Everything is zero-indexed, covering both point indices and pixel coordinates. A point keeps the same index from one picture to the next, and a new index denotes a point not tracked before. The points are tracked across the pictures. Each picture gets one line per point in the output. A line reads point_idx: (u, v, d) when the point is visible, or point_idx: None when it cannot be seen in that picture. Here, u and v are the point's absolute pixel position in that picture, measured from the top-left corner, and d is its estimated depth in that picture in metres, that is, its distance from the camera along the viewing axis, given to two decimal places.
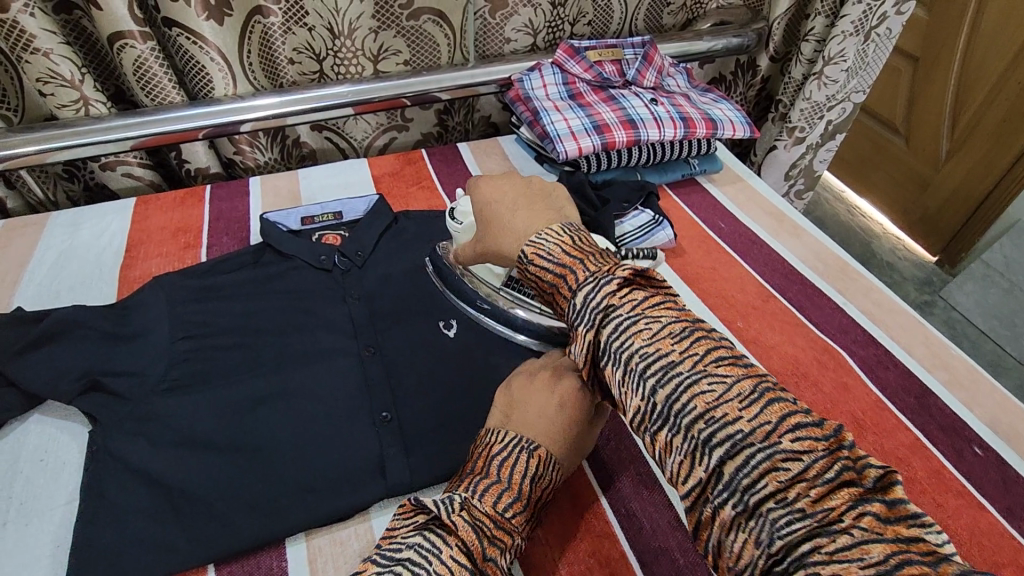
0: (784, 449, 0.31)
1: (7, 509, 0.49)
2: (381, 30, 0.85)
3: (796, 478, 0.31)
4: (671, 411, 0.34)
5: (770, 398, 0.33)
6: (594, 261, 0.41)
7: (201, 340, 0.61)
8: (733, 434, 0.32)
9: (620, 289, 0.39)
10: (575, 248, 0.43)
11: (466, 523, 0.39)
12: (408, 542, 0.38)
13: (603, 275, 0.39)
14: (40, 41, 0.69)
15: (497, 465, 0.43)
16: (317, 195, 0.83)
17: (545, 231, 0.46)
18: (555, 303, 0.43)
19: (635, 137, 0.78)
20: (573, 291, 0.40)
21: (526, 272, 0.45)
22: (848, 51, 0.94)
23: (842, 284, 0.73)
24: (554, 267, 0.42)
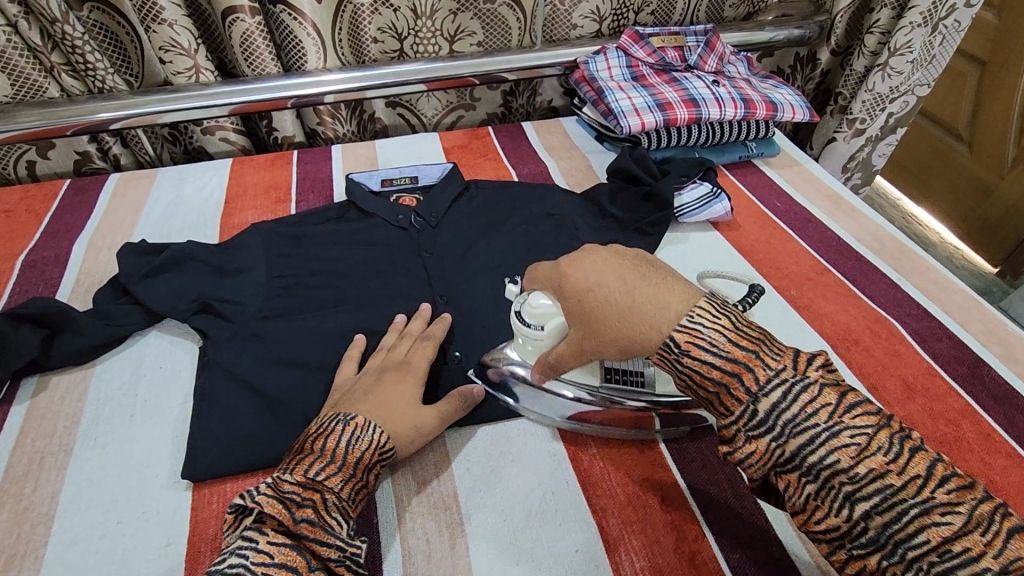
0: (850, 428, 0.37)
1: (134, 404, 0.57)
2: (459, 12, 0.91)
3: (868, 453, 0.36)
4: (779, 423, 0.38)
5: (825, 382, 0.39)
6: (771, 355, 0.40)
7: (294, 279, 0.68)
8: (804, 419, 0.37)
9: (811, 391, 0.38)
10: (741, 337, 0.40)
11: (269, 498, 0.42)
12: (232, 545, 0.41)
13: (796, 377, 0.39)
14: (166, 13, 0.78)
15: (313, 439, 0.47)
16: (392, 162, 0.90)
17: (696, 312, 0.41)
18: (720, 402, 0.41)
19: (697, 116, 0.81)
20: (758, 397, 0.38)
21: (676, 364, 0.41)
22: (915, 42, 0.95)
23: (897, 263, 0.74)
24: (721, 361, 0.40)
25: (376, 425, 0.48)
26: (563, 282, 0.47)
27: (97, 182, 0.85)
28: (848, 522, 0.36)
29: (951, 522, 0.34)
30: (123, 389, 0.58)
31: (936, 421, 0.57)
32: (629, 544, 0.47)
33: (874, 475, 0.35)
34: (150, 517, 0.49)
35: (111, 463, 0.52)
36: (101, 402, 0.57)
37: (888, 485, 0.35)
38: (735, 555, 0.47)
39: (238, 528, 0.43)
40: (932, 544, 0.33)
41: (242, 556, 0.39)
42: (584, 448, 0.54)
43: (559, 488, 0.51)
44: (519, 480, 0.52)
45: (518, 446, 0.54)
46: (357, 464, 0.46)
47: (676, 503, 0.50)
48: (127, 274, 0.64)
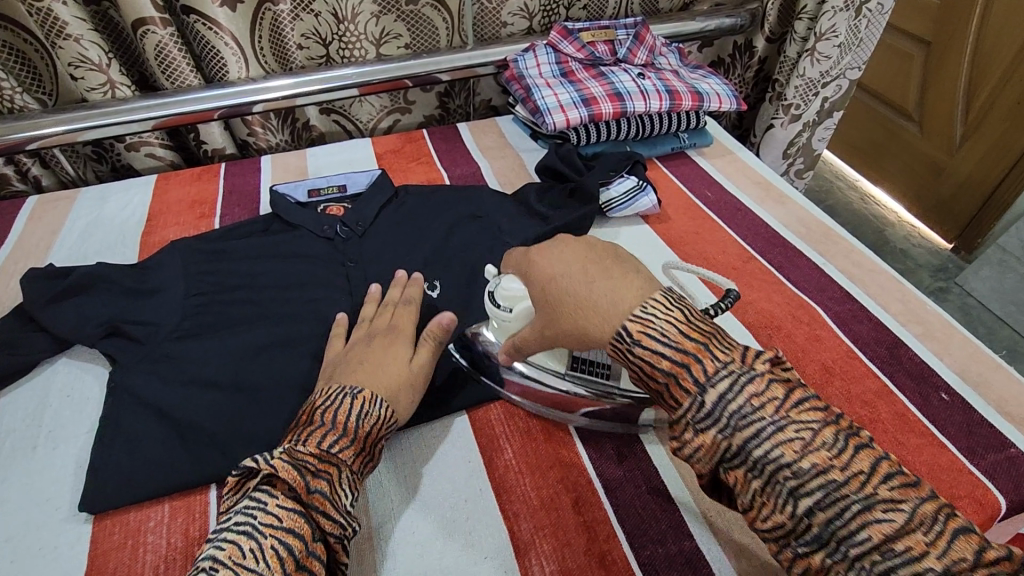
0: (797, 422, 0.37)
1: (37, 435, 0.55)
2: (382, 14, 0.90)
3: (812, 448, 0.36)
4: (723, 412, 0.37)
5: (773, 376, 0.38)
6: (721, 348, 0.39)
7: (211, 296, 0.66)
8: (761, 421, 0.37)
9: (761, 387, 0.37)
10: (693, 328, 0.40)
11: (286, 463, 0.43)
12: (238, 504, 0.42)
13: (744, 370, 0.38)
14: (71, 28, 0.75)
15: (324, 412, 0.48)
16: (323, 170, 0.89)
17: (651, 303, 0.41)
18: (665, 393, 0.40)
19: (622, 109, 0.81)
20: (705, 388, 0.38)
21: (627, 355, 0.41)
22: (839, 27, 0.95)
23: (823, 246, 0.74)
24: (672, 350, 0.39)
25: (383, 401, 0.51)
26: (530, 269, 0.48)
27: (14, 206, 0.82)
28: (791, 519, 0.35)
29: (892, 518, 0.33)
30: (28, 420, 0.56)
31: (852, 404, 0.57)
32: (539, 549, 0.47)
33: (819, 471, 0.35)
34: (48, 552, 0.47)
35: (11, 499, 0.51)
36: (4, 435, 0.55)
37: (813, 460, 0.35)
38: (646, 551, 0.47)
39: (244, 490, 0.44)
40: (875, 540, 0.33)
41: (249, 516, 0.41)
42: (500, 452, 0.54)
43: (474, 496, 0.50)
44: (433, 490, 0.51)
45: (435, 457, 0.54)
46: (365, 439, 0.48)
47: (589, 504, 0.49)
48: (32, 300, 0.62)
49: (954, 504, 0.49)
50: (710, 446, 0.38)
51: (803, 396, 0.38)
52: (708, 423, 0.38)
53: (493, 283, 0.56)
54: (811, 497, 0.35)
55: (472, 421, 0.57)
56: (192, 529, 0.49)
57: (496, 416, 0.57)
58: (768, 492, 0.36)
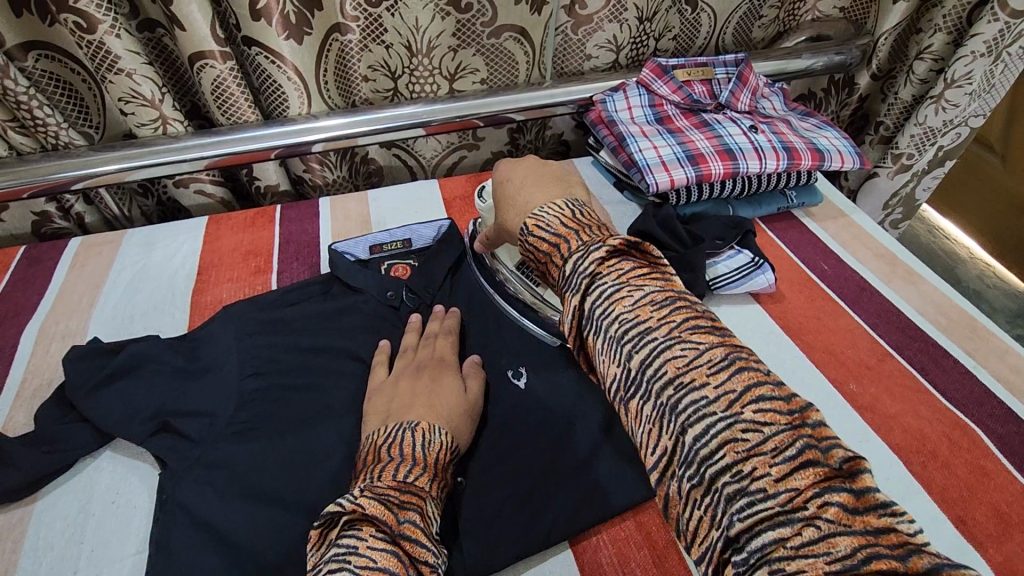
0: (743, 421, 0.30)
1: (77, 556, 0.48)
2: (460, 48, 0.80)
3: (840, 566, 0.25)
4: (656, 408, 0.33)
5: (809, 460, 0.29)
6: (588, 233, 0.42)
7: (270, 380, 0.58)
8: (754, 492, 0.28)
9: (608, 259, 0.38)
10: (575, 221, 0.44)
11: (370, 498, 0.40)
12: (326, 554, 0.38)
13: (595, 245, 0.39)
14: (123, 62, 0.68)
15: (388, 448, 0.47)
16: (387, 219, 0.80)
17: (549, 205, 0.46)
18: (548, 270, 0.44)
19: (734, 170, 0.71)
20: (563, 260, 0.41)
21: (525, 243, 0.46)
22: (975, 73, 0.84)
23: (970, 344, 0.64)
24: (551, 237, 0.43)
25: (442, 429, 0.50)
26: (493, 178, 0.56)
27: (55, 250, 0.75)
28: None
29: None
30: (66, 533, 0.49)
31: None
32: None
33: None
34: None
35: None
36: (40, 553, 0.48)
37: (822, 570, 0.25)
38: None
39: (325, 545, 0.40)
40: None
41: (342, 560, 0.36)
42: None
43: None
44: None
45: None
46: (436, 465, 0.47)
47: None
48: (74, 386, 0.54)
49: None
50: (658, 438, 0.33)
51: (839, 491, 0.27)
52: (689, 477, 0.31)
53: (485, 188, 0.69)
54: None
55: (580, 565, 0.48)
56: None
57: (607, 558, 0.48)
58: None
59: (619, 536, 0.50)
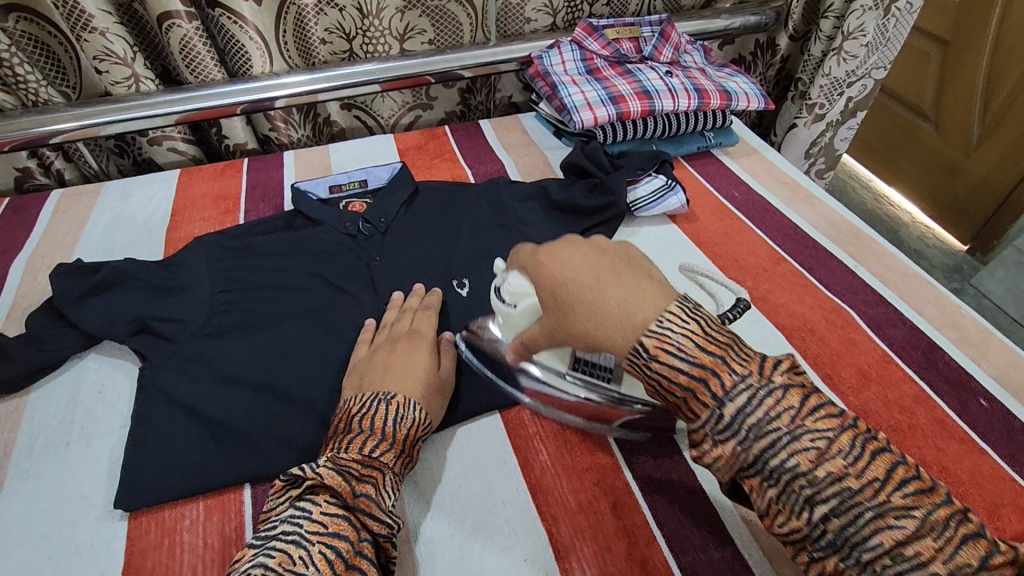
0: (810, 431, 0.36)
1: (70, 432, 0.55)
2: (407, 9, 0.89)
3: (827, 456, 0.35)
4: (743, 427, 0.36)
5: (788, 385, 0.37)
6: (738, 361, 0.38)
7: (238, 294, 0.66)
8: (841, 491, 0.34)
9: (779, 399, 0.36)
10: (710, 341, 0.38)
11: (330, 470, 0.43)
12: (284, 514, 0.42)
13: (762, 384, 0.37)
14: (97, 21, 0.75)
15: (361, 418, 0.49)
16: (346, 165, 0.88)
17: (668, 314, 0.39)
18: (683, 407, 0.39)
19: (651, 108, 0.80)
20: (724, 402, 0.37)
21: (645, 369, 0.39)
22: (868, 26, 0.95)
23: (854, 249, 0.74)
24: (689, 366, 0.38)
25: (417, 405, 0.52)
26: (539, 276, 0.45)
27: (37, 200, 0.81)
28: (807, 526, 0.35)
29: (905, 525, 0.33)
30: (58, 416, 0.56)
31: (890, 409, 0.56)
32: (579, 553, 0.47)
33: (835, 479, 0.34)
34: (84, 551, 0.48)
35: (44, 497, 0.51)
36: (36, 431, 0.55)
37: (828, 468, 0.35)
38: (688, 556, 0.46)
39: (287, 498, 0.44)
40: (886, 546, 0.33)
41: (297, 524, 0.41)
42: (536, 454, 0.54)
43: (512, 497, 0.51)
44: (470, 493, 0.51)
45: (470, 455, 0.54)
46: (403, 441, 0.49)
47: (627, 508, 0.49)
48: (61, 297, 0.61)
49: (998, 511, 0.49)
50: (729, 455, 0.37)
51: (817, 402, 0.37)
52: (724, 435, 0.37)
53: (501, 280, 0.55)
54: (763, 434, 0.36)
55: (506, 422, 0.57)
56: (228, 531, 0.49)
57: (529, 417, 0.57)
58: (784, 501, 0.36)
59: None
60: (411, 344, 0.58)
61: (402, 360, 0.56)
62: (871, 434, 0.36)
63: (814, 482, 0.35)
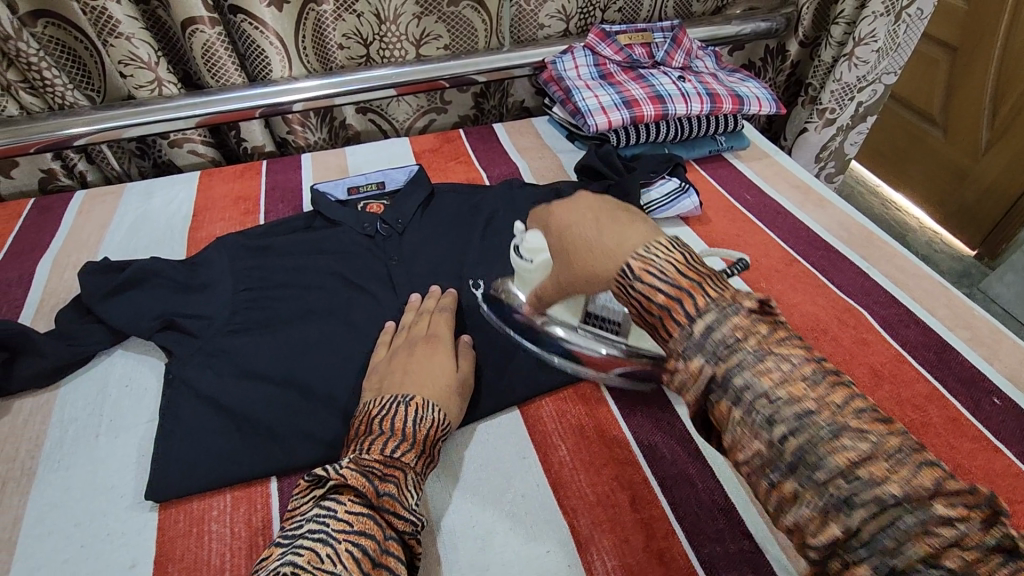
0: (776, 352, 0.36)
1: (99, 425, 0.57)
2: (423, 15, 0.91)
3: (790, 377, 0.35)
4: (706, 342, 0.37)
5: (763, 316, 0.39)
6: (714, 287, 0.39)
7: (260, 292, 0.67)
8: (801, 410, 0.34)
9: (748, 322, 0.37)
10: (690, 269, 0.40)
11: (353, 471, 0.45)
12: (309, 512, 0.43)
13: (731, 306, 0.38)
14: (123, 27, 0.77)
15: (381, 420, 0.50)
16: (363, 168, 0.90)
17: (653, 244, 0.42)
18: (659, 328, 0.40)
19: (664, 112, 0.81)
20: (695, 319, 0.38)
21: (629, 290, 0.41)
22: (878, 32, 0.96)
23: (865, 251, 0.75)
24: (668, 287, 0.39)
25: (435, 405, 0.52)
26: (550, 222, 0.50)
27: (62, 200, 0.83)
28: (768, 446, 0.34)
29: (860, 446, 0.32)
30: (87, 409, 0.58)
31: (903, 408, 0.57)
32: (599, 545, 0.48)
33: (793, 399, 0.35)
34: (116, 539, 0.49)
35: (75, 487, 0.52)
36: (66, 424, 0.57)
37: (789, 387, 0.35)
38: (705, 550, 0.47)
39: (311, 496, 0.45)
40: (842, 468, 0.32)
41: (321, 522, 0.42)
42: (555, 449, 0.55)
43: (531, 491, 0.51)
44: (489, 486, 0.52)
45: (490, 450, 0.55)
46: (424, 441, 0.50)
47: (646, 501, 0.50)
48: (89, 294, 0.63)
49: (1012, 508, 0.49)
50: (697, 373, 0.37)
51: (785, 332, 0.38)
52: (703, 379, 0.37)
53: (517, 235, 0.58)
54: (785, 425, 0.34)
55: (525, 418, 0.58)
56: (255, 521, 0.50)
57: (547, 414, 0.58)
58: (747, 420, 0.35)
59: (558, 397, 0.59)
60: (428, 339, 0.60)
61: (420, 356, 0.57)
62: (836, 370, 0.36)
63: (777, 398, 0.35)
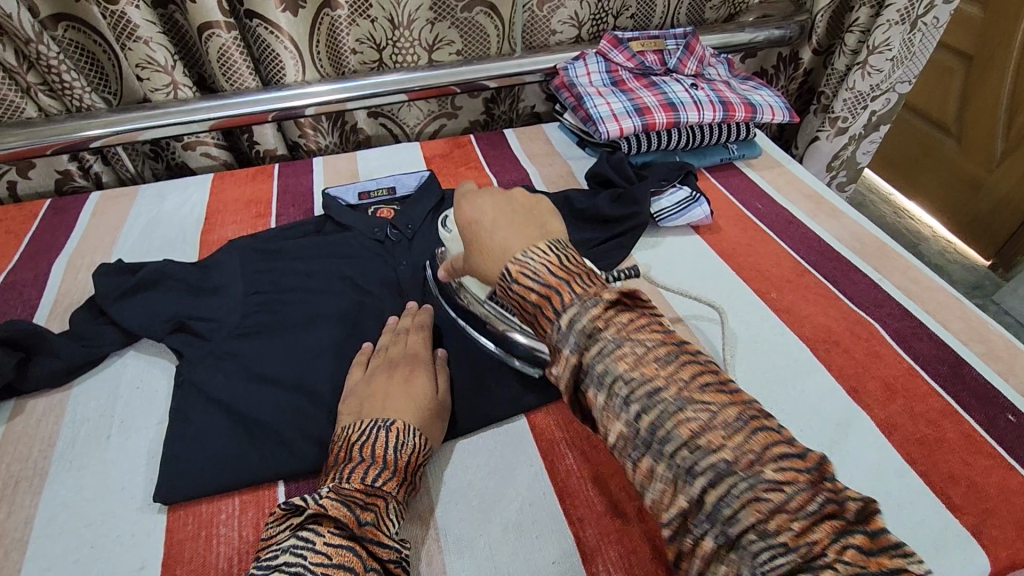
0: (766, 481, 0.32)
1: (110, 426, 0.57)
2: (436, 21, 0.91)
3: (778, 510, 0.31)
4: (691, 469, 0.34)
5: (754, 426, 0.35)
6: (580, 284, 0.40)
7: (270, 295, 0.67)
8: (780, 551, 0.31)
9: (604, 313, 0.38)
10: (564, 268, 0.41)
11: (333, 502, 0.44)
12: (284, 542, 0.42)
13: (591, 299, 0.39)
14: (141, 31, 0.77)
15: (361, 446, 0.49)
16: (374, 172, 0.90)
17: (533, 249, 0.43)
18: (537, 323, 0.42)
19: (675, 120, 0.81)
20: (559, 315, 0.39)
21: (508, 291, 0.43)
22: (893, 40, 0.95)
23: (878, 262, 0.74)
24: (540, 287, 0.41)
25: (417, 430, 0.51)
26: (459, 217, 0.49)
27: (77, 201, 0.84)
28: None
29: None
30: (99, 410, 0.58)
31: (916, 423, 0.56)
32: (606, 555, 0.47)
33: (777, 536, 0.31)
34: (125, 540, 0.49)
35: (86, 487, 0.53)
36: (77, 424, 0.57)
37: (777, 522, 0.31)
38: None
39: (288, 525, 0.44)
40: None
41: (298, 554, 0.40)
42: (563, 458, 0.54)
43: (538, 501, 0.51)
44: (495, 494, 0.52)
45: (498, 457, 0.55)
46: (406, 467, 0.49)
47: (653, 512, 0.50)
48: (102, 295, 0.64)
49: None
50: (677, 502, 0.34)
51: (782, 449, 0.33)
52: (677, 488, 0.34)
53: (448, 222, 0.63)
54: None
55: (532, 427, 0.57)
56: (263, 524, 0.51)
57: (556, 423, 0.58)
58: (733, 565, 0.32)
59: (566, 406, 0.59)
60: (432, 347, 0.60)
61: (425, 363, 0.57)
62: (834, 497, 0.32)
63: (762, 540, 0.31)
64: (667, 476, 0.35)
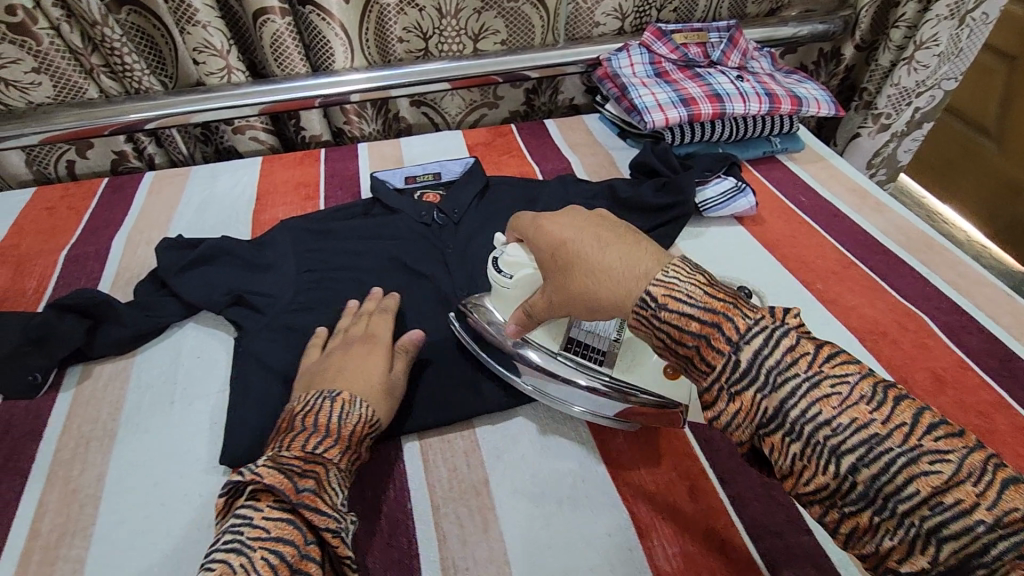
0: (928, 452, 0.32)
1: (173, 392, 0.59)
2: (483, 11, 0.92)
3: (952, 483, 0.31)
4: (838, 455, 0.33)
5: (896, 397, 0.34)
6: (748, 306, 0.38)
7: (322, 273, 0.69)
8: (967, 522, 0.30)
9: (796, 343, 0.36)
10: (717, 291, 0.39)
11: (270, 469, 0.42)
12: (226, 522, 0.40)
13: (773, 326, 0.37)
14: (200, 15, 0.80)
15: (304, 417, 0.48)
16: (417, 159, 0.92)
17: (671, 267, 0.40)
18: (696, 356, 0.38)
19: (721, 111, 0.81)
20: (739, 345, 0.36)
21: (654, 320, 0.39)
22: (941, 36, 0.94)
23: (926, 257, 0.74)
24: (700, 312, 0.38)
25: (362, 401, 0.50)
26: (541, 240, 0.48)
27: (133, 180, 0.87)
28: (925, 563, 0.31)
29: None
30: (162, 377, 0.61)
31: (967, 414, 0.56)
32: (661, 530, 0.48)
33: (962, 511, 0.31)
34: (192, 499, 0.51)
35: (153, 448, 0.55)
36: (142, 389, 0.59)
37: (954, 494, 0.31)
38: (765, 542, 0.47)
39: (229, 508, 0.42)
40: None
41: (237, 532, 0.39)
42: (613, 438, 0.55)
43: (588, 476, 0.52)
44: (546, 468, 0.53)
45: (547, 434, 0.56)
46: (350, 436, 0.48)
47: (708, 491, 0.51)
48: (165, 268, 0.66)
49: None
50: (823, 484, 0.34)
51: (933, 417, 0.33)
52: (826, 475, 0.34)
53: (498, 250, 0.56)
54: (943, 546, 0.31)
55: None
56: None
57: None
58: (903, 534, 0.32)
59: None
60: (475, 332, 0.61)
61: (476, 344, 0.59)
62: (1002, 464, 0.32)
63: (937, 510, 0.31)
64: (809, 456, 0.34)
